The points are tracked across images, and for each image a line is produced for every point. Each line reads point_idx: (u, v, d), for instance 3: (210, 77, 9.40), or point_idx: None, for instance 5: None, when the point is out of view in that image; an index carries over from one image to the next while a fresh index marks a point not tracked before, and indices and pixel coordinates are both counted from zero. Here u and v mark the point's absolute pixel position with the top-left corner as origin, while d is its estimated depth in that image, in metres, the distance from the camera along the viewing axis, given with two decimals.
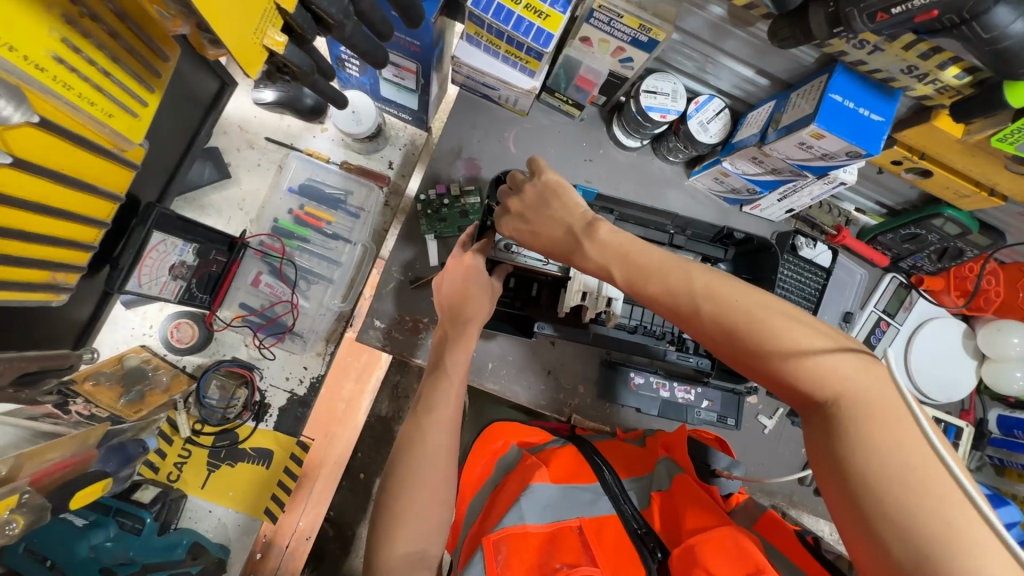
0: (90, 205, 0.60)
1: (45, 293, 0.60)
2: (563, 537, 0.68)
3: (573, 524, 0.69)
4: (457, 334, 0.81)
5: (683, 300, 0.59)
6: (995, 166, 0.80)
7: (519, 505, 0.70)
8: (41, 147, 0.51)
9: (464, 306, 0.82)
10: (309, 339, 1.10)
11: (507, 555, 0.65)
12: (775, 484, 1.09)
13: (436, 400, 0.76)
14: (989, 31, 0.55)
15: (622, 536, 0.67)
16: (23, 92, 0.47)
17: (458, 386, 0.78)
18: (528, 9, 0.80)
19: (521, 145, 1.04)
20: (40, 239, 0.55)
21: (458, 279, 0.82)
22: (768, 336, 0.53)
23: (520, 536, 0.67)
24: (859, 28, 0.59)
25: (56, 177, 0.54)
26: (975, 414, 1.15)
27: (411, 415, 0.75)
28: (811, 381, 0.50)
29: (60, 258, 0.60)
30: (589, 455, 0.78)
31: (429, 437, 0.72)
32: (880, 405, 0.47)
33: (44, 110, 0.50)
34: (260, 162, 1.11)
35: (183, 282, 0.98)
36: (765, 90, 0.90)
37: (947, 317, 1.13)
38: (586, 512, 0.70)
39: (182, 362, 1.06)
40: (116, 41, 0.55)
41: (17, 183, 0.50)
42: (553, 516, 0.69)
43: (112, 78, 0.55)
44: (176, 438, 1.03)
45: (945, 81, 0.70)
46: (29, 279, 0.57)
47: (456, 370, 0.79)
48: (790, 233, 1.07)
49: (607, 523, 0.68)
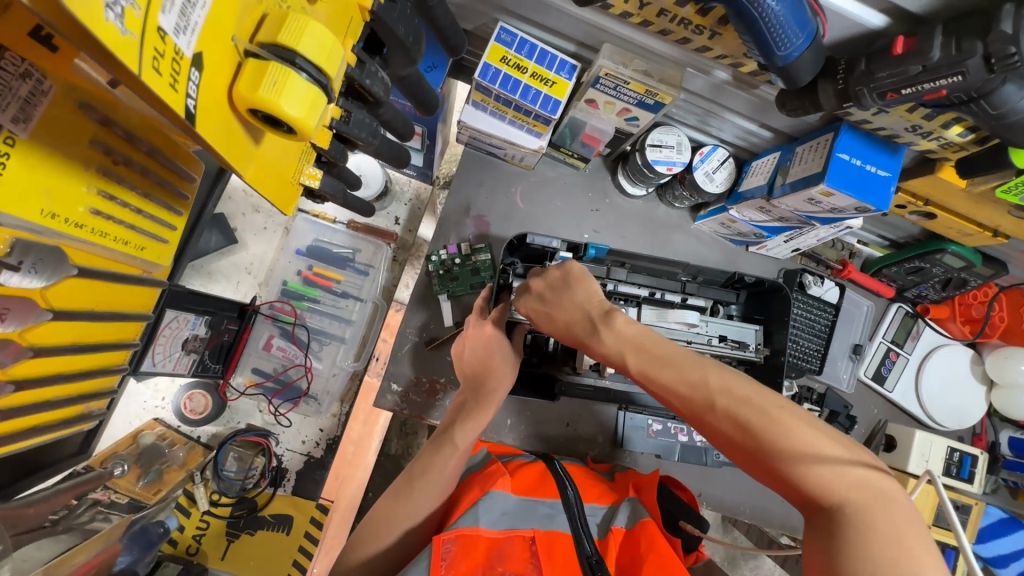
0: (127, 331, 0.57)
1: (80, 423, 0.58)
2: (513, 545, 0.69)
3: (527, 534, 0.70)
4: (475, 405, 0.81)
5: (696, 393, 0.57)
6: (998, 211, 0.82)
7: (475, 508, 0.71)
8: (82, 295, 0.48)
9: (488, 376, 0.83)
10: (324, 402, 1.10)
11: (455, 554, 0.66)
12: (795, 520, 1.11)
13: (434, 463, 0.75)
14: (996, 108, 0.56)
15: (571, 560, 0.67)
16: (62, 250, 0.44)
17: (459, 459, 0.75)
18: (534, 77, 0.81)
19: (529, 200, 1.05)
20: (85, 375, 0.54)
21: (481, 346, 0.85)
22: (777, 435, 0.52)
23: (472, 538, 0.68)
24: (869, 104, 0.61)
25: (95, 318, 0.50)
26: (987, 438, 1.17)
27: (401, 479, 0.76)
28: (818, 484, 0.49)
29: (93, 387, 0.58)
30: (557, 475, 0.79)
31: (411, 502, 0.73)
32: (886, 522, 0.46)
33: (80, 260, 0.46)
34: (267, 226, 1.11)
35: (196, 355, 0.96)
36: (769, 141, 0.92)
37: (954, 344, 1.15)
38: (542, 525, 0.71)
39: (196, 433, 1.05)
40: (147, 177, 0.49)
41: (61, 332, 0.47)
42: (509, 523, 0.71)
43: (144, 214, 0.50)
44: (193, 511, 1.01)
45: (949, 138, 0.71)
46: (62, 415, 0.55)
47: (465, 442, 0.77)
48: (797, 271, 1.08)
49: (560, 539, 0.69)
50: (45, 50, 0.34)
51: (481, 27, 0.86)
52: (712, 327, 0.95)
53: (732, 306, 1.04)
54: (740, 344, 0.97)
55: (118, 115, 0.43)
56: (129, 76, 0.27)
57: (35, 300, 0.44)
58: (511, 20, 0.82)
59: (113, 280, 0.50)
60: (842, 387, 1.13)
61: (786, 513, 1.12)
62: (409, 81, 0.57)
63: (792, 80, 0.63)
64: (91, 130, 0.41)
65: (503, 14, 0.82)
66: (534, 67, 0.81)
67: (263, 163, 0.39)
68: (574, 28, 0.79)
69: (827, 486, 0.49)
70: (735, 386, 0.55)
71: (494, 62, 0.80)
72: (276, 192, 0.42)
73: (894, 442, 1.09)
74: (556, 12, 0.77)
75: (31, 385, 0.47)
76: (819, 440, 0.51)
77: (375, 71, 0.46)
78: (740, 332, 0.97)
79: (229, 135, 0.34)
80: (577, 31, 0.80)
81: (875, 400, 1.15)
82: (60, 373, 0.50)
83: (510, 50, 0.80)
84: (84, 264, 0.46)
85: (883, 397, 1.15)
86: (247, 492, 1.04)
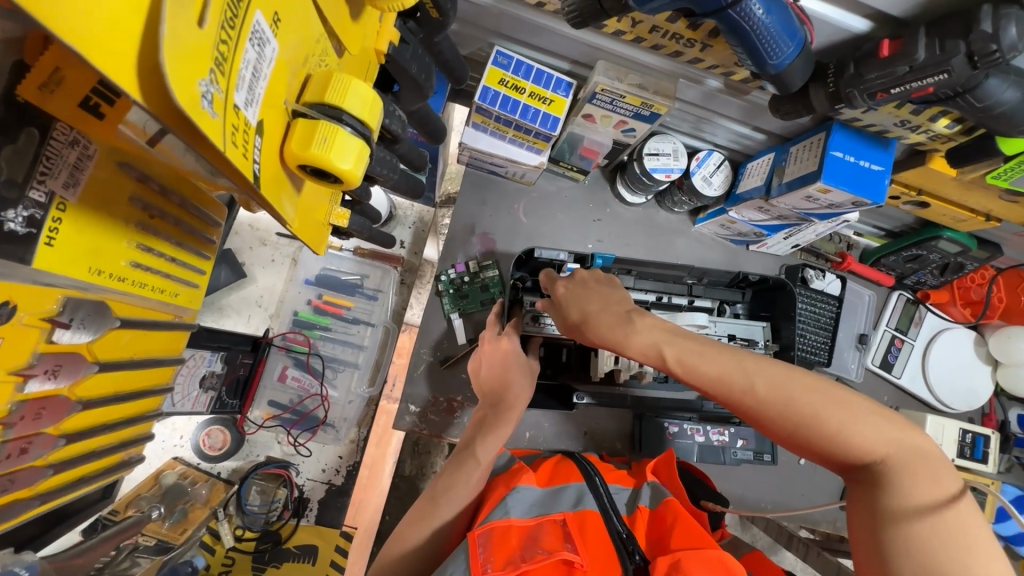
0: (165, 375, 0.59)
1: (120, 471, 0.59)
2: (547, 527, 0.72)
3: (558, 518, 0.73)
4: (495, 421, 0.80)
5: (736, 382, 0.57)
6: (990, 197, 0.84)
7: (505, 502, 0.75)
8: (123, 346, 0.49)
9: (506, 391, 0.83)
10: (342, 429, 1.10)
11: (492, 541, 0.68)
12: (817, 512, 1.13)
13: (457, 478, 0.76)
14: (983, 100, 0.59)
15: (604, 536, 0.71)
16: (106, 304, 0.45)
17: (482, 472, 0.76)
18: (532, 97, 0.84)
19: (531, 214, 1.07)
20: (129, 423, 0.54)
21: (496, 364, 0.86)
22: (819, 406, 0.54)
23: (504, 529, 0.70)
24: (859, 104, 0.63)
25: (138, 365, 0.51)
26: (997, 418, 1.18)
27: (424, 499, 0.76)
28: (858, 445, 0.52)
29: (130, 434, 0.58)
30: (577, 466, 0.86)
31: (440, 516, 0.73)
32: (921, 471, 0.49)
33: (124, 312, 0.47)
34: (274, 258, 1.12)
35: (213, 393, 0.98)
36: (762, 143, 0.95)
37: (957, 327, 1.17)
38: (571, 509, 0.75)
39: (216, 469, 1.04)
40: (178, 227, 0.52)
41: (107, 383, 0.48)
42: (540, 512, 0.74)
43: (178, 262, 0.52)
44: (218, 548, 1.01)
45: (938, 130, 0.74)
46: (103, 465, 0.55)
47: (486, 457, 0.77)
48: (798, 266, 1.11)
49: (589, 518, 0.73)
50: (93, 119, 0.35)
51: (476, 51, 0.88)
52: (721, 326, 0.99)
53: (738, 305, 1.05)
54: (749, 341, 1.01)
55: (154, 171, 0.45)
56: (210, 152, 0.28)
57: (83, 353, 0.44)
58: (506, 43, 0.85)
59: (152, 327, 0.51)
60: (852, 377, 1.15)
61: (807, 505, 1.13)
62: (419, 113, 0.59)
63: (784, 86, 0.66)
64: (130, 187, 0.43)
65: (498, 38, 0.84)
66: (532, 87, 0.83)
67: (303, 210, 0.40)
68: (568, 47, 0.82)
69: (868, 448, 0.51)
70: (774, 372, 0.56)
71: (492, 85, 0.83)
72: (311, 231, 0.42)
73: None
74: (550, 34, 0.79)
75: (83, 437, 0.48)
76: (856, 406, 0.53)
77: (393, 109, 0.48)
78: (747, 330, 1.01)
79: (281, 190, 0.35)
80: (571, 50, 0.82)
81: (885, 387, 1.17)
82: (101, 424, 0.50)
83: (508, 72, 0.82)
84: (125, 315, 0.47)
85: (893, 385, 1.17)
86: (271, 525, 1.03)
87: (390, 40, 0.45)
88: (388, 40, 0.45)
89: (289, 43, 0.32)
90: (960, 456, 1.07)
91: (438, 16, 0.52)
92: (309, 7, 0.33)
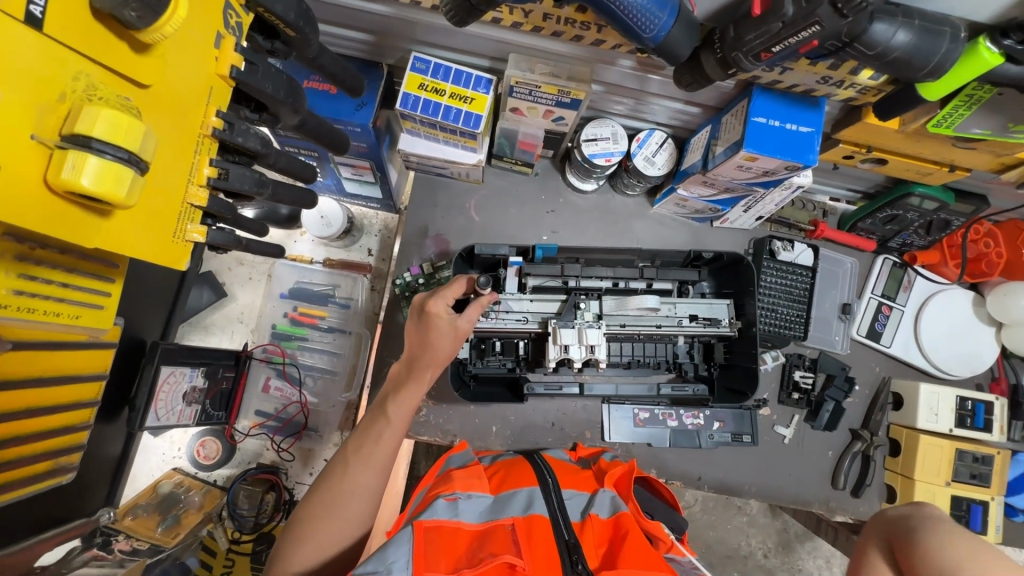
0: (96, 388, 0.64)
1: (55, 477, 0.61)
2: (495, 533, 0.70)
3: (507, 522, 0.71)
4: (405, 381, 0.82)
5: None
6: (943, 146, 0.79)
7: (456, 503, 0.72)
8: (24, 364, 0.53)
9: (424, 351, 0.83)
10: (324, 432, 1.14)
11: (438, 541, 0.65)
12: (806, 494, 1.06)
13: (368, 437, 0.76)
14: (874, 47, 0.56)
15: (551, 543, 0.69)
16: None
17: (391, 429, 0.77)
18: (453, 97, 0.85)
19: (483, 212, 1.08)
20: (45, 434, 0.58)
21: (412, 322, 0.85)
22: None
23: (451, 529, 0.68)
24: (750, 67, 0.61)
25: (44, 382, 0.55)
26: (1008, 382, 1.09)
27: (337, 457, 0.76)
28: None
29: (63, 443, 0.61)
30: (535, 472, 0.83)
31: (350, 474, 0.72)
32: None
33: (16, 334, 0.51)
34: (252, 276, 1.18)
35: (197, 406, 1.03)
36: (700, 116, 0.92)
37: (951, 288, 1.09)
38: (522, 513, 0.73)
39: (212, 477, 1.12)
40: (68, 254, 0.50)
41: (10, 399, 0.53)
42: (489, 516, 0.72)
43: (72, 288, 0.51)
44: (218, 552, 1.06)
45: (863, 83, 0.69)
46: (33, 472, 0.59)
47: (399, 417, 0.78)
48: (765, 239, 1.06)
49: (538, 523, 0.71)
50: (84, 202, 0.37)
51: (401, 60, 0.91)
52: (680, 308, 0.95)
53: (701, 284, 1.03)
54: (712, 320, 0.97)
55: None
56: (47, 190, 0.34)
57: None
58: (424, 48, 0.86)
59: (53, 348, 0.55)
60: (836, 350, 1.10)
61: (799, 487, 1.07)
62: (307, 127, 0.61)
63: (673, 57, 0.64)
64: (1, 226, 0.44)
65: (414, 44, 0.86)
66: (451, 88, 0.84)
67: (118, 228, 0.40)
68: (482, 45, 0.83)
69: None
70: None
71: (413, 91, 0.84)
72: (142, 245, 0.43)
73: (902, 399, 1.05)
74: (460, 35, 0.80)
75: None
76: None
77: (248, 128, 0.51)
78: (710, 309, 0.97)
79: (63, 219, 0.37)
80: (485, 48, 0.83)
81: (876, 358, 1.11)
82: (21, 434, 0.55)
83: (426, 76, 0.84)
84: (18, 338, 0.52)
85: (883, 355, 1.10)
86: (263, 527, 1.08)
87: (233, 64, 0.47)
88: (230, 65, 0.47)
89: (23, 85, 0.34)
90: (958, 427, 1.00)
91: (295, 35, 0.54)
92: (50, 51, 0.35)
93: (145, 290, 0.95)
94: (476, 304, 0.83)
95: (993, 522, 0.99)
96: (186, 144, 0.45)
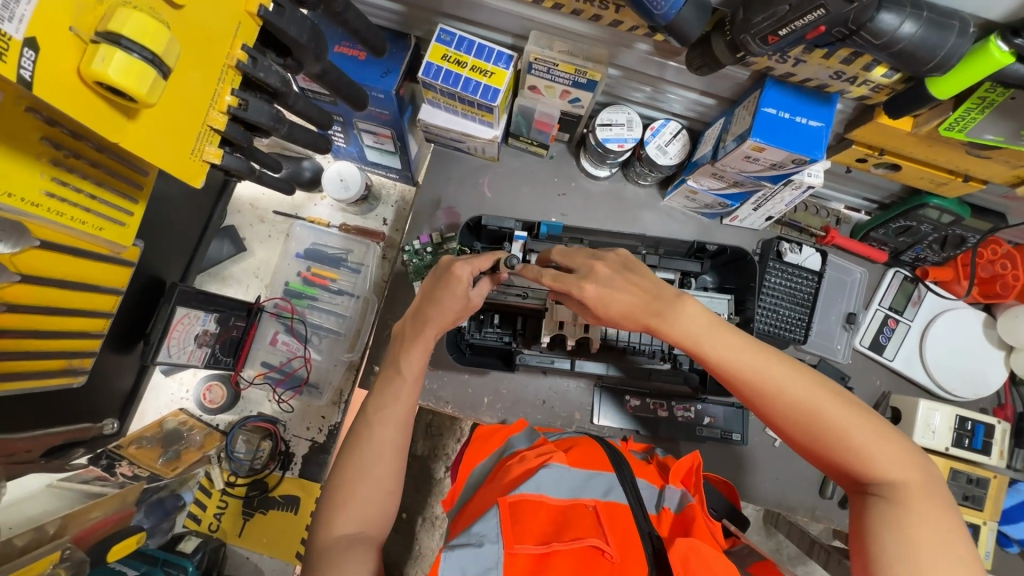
0: (105, 301, 0.69)
1: (66, 377, 0.68)
2: (576, 514, 0.62)
3: (588, 503, 0.63)
4: (414, 333, 0.78)
5: (798, 414, 0.58)
6: (957, 153, 0.77)
7: (537, 476, 0.65)
8: (47, 263, 0.58)
9: (433, 306, 0.78)
10: (324, 390, 1.18)
11: (525, 518, 0.60)
12: (791, 498, 1.06)
13: (387, 399, 0.75)
14: (880, 37, 0.57)
15: (632, 534, 0.60)
16: (26, 225, 0.53)
17: (408, 389, 0.75)
18: (474, 70, 0.86)
19: (496, 189, 1.11)
20: (60, 334, 0.64)
21: (432, 278, 0.82)
22: (849, 455, 0.56)
23: (534, 505, 0.61)
24: (757, 51, 0.63)
25: (63, 284, 0.61)
26: (1015, 409, 1.07)
27: (357, 420, 0.75)
28: (868, 467, 0.55)
29: (71, 347, 0.67)
30: (611, 452, 0.73)
31: (374, 432, 0.72)
32: (915, 504, 0.52)
33: (45, 235, 0.57)
34: (270, 234, 1.24)
35: (208, 348, 1.06)
36: (714, 108, 0.93)
37: (962, 307, 1.08)
38: (602, 496, 0.65)
39: (215, 421, 1.17)
40: (99, 169, 0.56)
41: (29, 293, 0.58)
42: (570, 492, 0.65)
43: (99, 199, 0.57)
44: (213, 492, 1.14)
45: (876, 80, 0.69)
46: (47, 368, 0.65)
47: (411, 370, 0.76)
48: (773, 240, 1.06)
49: (620, 513, 0.62)
50: (110, 108, 0.42)
51: (429, 33, 0.94)
52: None
53: (705, 277, 1.04)
54: (711, 314, 0.95)
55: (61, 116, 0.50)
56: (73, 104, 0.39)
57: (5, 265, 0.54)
58: (450, 22, 0.89)
59: (76, 255, 0.60)
60: (837, 358, 1.09)
61: (784, 490, 1.06)
62: (327, 77, 0.65)
63: (683, 37, 0.65)
64: (39, 128, 0.49)
65: (441, 17, 0.88)
66: (473, 61, 0.86)
67: (142, 133, 0.45)
68: (507, 21, 0.85)
69: (886, 469, 0.54)
70: (812, 392, 0.58)
71: (436, 61, 0.86)
72: (160, 151, 0.47)
73: (900, 414, 1.02)
74: (487, 9, 0.83)
75: (10, 335, 0.58)
76: (892, 473, 0.54)
77: (270, 66, 0.55)
78: (710, 303, 0.96)
79: (95, 109, 0.41)
80: (510, 25, 0.86)
81: (877, 370, 1.09)
82: (35, 328, 0.60)
83: (450, 48, 0.86)
84: (45, 238, 0.56)
85: (885, 368, 1.09)
86: (258, 474, 1.14)
87: (261, 3, 0.52)
88: (258, 4, 0.51)
89: None
90: (954, 446, 0.99)
91: None
92: None
93: (170, 233, 0.99)
94: (490, 279, 0.82)
95: (983, 546, 0.98)
96: (210, 67, 0.49)
